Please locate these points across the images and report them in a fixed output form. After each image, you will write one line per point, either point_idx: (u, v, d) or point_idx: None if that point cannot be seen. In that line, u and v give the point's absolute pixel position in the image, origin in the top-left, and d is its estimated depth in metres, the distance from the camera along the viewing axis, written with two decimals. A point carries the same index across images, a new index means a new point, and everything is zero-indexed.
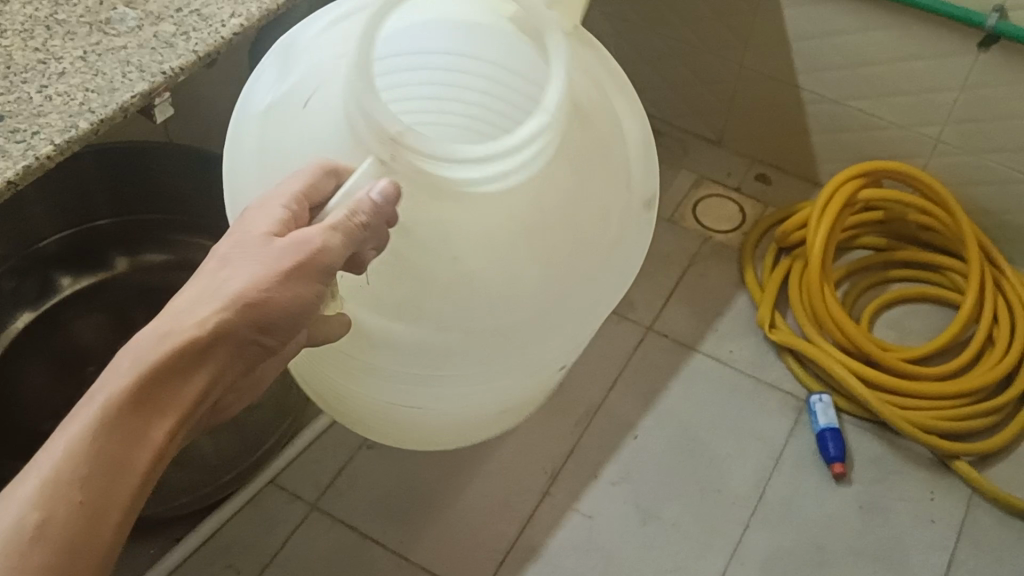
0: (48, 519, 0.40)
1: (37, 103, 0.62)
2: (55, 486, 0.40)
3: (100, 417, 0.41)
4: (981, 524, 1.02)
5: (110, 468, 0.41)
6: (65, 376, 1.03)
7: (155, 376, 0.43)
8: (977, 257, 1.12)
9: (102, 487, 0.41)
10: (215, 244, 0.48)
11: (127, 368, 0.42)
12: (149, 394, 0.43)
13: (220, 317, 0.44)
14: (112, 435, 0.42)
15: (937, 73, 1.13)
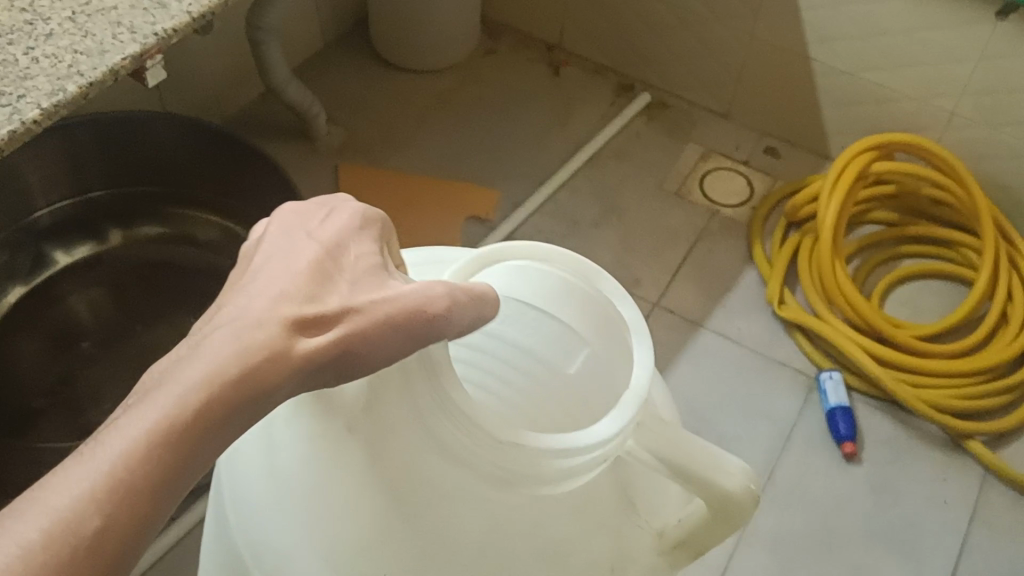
0: (106, 529, 0.29)
1: (23, 65, 0.59)
2: (104, 504, 0.29)
3: (180, 426, 0.31)
4: (994, 507, 1.00)
5: (165, 495, 0.31)
6: (58, 347, 1.00)
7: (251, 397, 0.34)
8: (991, 232, 1.10)
9: (153, 517, 0.31)
10: (302, 234, 0.40)
11: (228, 373, 0.33)
12: (230, 414, 0.33)
13: (331, 347, 0.36)
14: (186, 446, 0.32)
15: (953, 45, 1.10)
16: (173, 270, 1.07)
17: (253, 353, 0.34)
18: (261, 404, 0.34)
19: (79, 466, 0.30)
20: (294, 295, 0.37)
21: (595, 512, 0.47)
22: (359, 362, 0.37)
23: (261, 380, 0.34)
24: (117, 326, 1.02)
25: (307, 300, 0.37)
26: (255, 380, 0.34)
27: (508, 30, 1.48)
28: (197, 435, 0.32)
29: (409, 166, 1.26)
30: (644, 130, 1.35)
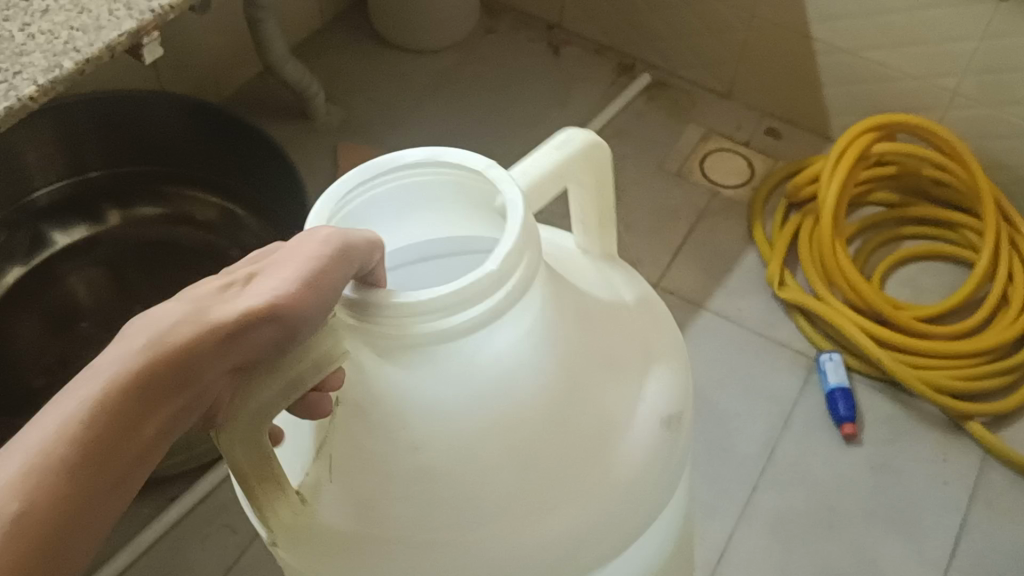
0: (30, 508, 0.29)
1: (19, 42, 0.58)
2: (22, 487, 0.29)
3: (98, 403, 0.31)
4: (994, 486, 1.00)
5: (95, 470, 0.31)
6: (57, 327, 0.99)
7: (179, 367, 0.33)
8: (993, 212, 1.09)
9: (83, 493, 0.30)
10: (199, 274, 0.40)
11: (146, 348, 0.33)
12: (159, 387, 0.33)
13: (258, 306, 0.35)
14: (113, 422, 0.31)
15: (955, 23, 1.09)
16: (171, 249, 1.06)
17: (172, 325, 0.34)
18: (192, 373, 0.34)
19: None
20: (209, 285, 0.37)
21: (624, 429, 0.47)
22: (284, 323, 0.36)
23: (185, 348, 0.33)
24: (115, 305, 1.01)
25: (227, 285, 0.37)
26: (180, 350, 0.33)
27: (508, 11, 1.47)
28: (122, 412, 0.32)
29: (409, 146, 1.26)
30: (644, 110, 1.35)
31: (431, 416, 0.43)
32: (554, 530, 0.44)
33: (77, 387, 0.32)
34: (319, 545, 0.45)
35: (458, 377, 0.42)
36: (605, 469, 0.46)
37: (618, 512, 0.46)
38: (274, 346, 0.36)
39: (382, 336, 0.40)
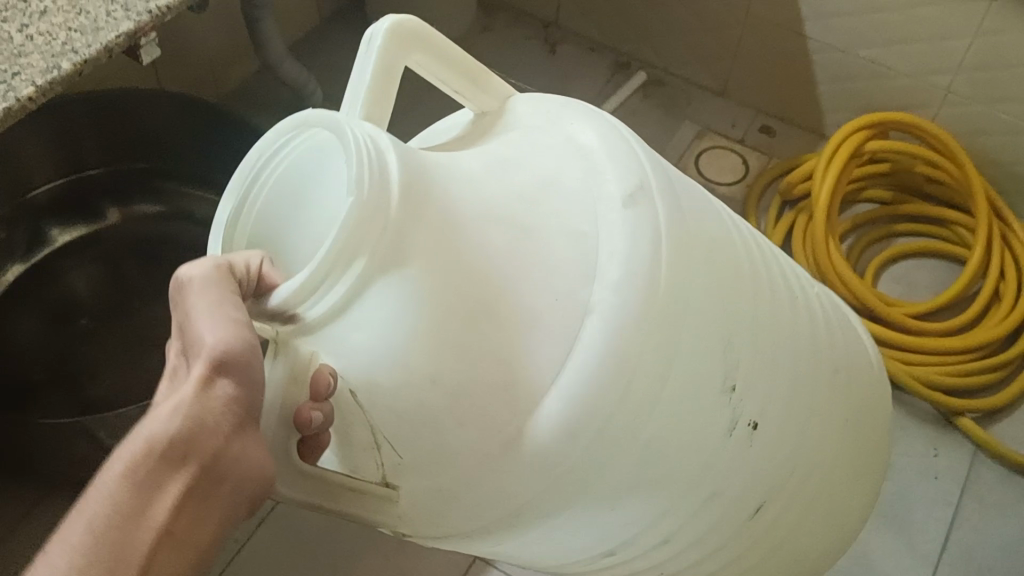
0: None
1: (18, 43, 0.59)
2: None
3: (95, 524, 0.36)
4: (985, 480, 1.01)
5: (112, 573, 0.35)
6: (57, 322, 1.00)
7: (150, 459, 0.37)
8: (985, 210, 1.10)
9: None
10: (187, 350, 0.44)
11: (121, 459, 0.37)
12: (140, 484, 0.37)
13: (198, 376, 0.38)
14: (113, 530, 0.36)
15: (947, 21, 1.10)
16: (169, 245, 1.08)
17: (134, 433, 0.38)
18: (166, 458, 0.37)
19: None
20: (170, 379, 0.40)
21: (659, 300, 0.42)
22: (230, 366, 0.38)
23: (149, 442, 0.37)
24: (115, 302, 1.02)
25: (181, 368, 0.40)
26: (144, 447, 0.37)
27: (507, 9, 1.48)
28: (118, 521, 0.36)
29: None
30: (640, 108, 1.36)
31: (396, 360, 0.40)
32: (599, 372, 0.40)
33: (66, 536, 0.36)
34: (428, 507, 0.44)
35: (372, 365, 0.41)
36: (647, 338, 0.41)
37: (664, 359, 0.42)
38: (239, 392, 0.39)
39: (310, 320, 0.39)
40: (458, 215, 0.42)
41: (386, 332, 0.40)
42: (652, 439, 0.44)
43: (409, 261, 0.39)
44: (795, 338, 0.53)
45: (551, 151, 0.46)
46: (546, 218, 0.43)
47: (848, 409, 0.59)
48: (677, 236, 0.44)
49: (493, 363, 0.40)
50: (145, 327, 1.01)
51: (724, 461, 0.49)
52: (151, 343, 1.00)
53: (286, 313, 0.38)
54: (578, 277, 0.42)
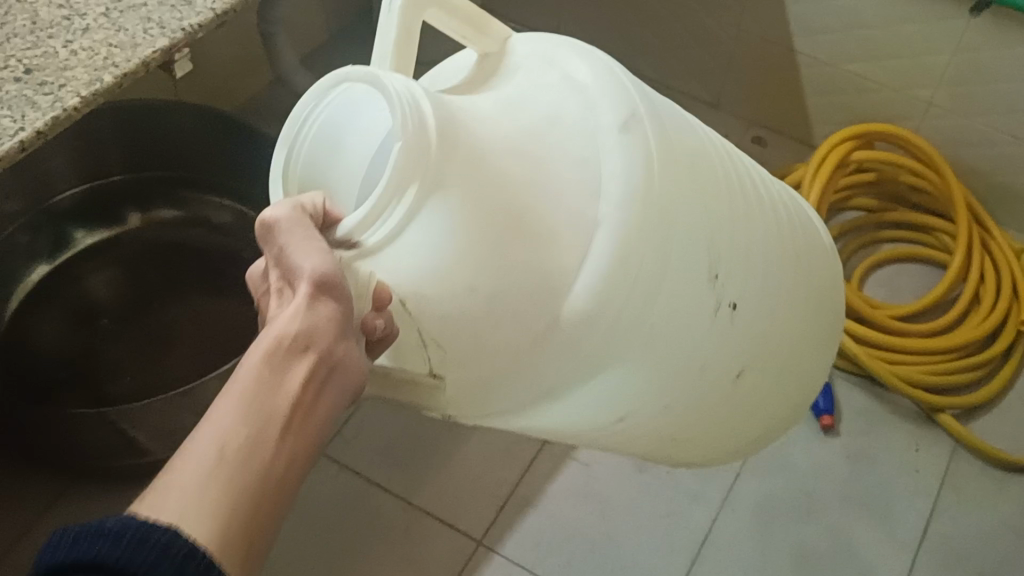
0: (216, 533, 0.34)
1: (63, 58, 0.65)
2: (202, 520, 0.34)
3: (225, 430, 0.36)
4: (963, 474, 1.06)
5: (250, 474, 0.36)
6: (80, 322, 1.06)
7: (272, 369, 0.37)
8: (965, 216, 1.16)
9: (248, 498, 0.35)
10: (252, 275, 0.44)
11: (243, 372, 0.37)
12: (264, 392, 0.37)
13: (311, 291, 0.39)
14: (247, 435, 0.36)
15: (929, 37, 1.16)
16: (187, 251, 1.12)
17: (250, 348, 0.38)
18: (289, 368, 0.38)
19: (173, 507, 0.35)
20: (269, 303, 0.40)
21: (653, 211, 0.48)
22: (334, 288, 0.39)
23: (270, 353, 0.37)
24: (134, 303, 1.08)
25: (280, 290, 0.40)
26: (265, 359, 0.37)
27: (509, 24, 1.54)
28: (249, 431, 0.36)
29: None
30: None
31: (442, 271, 0.43)
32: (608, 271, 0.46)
33: (206, 440, 0.36)
34: (471, 396, 0.47)
35: (415, 283, 0.43)
36: (649, 241, 0.47)
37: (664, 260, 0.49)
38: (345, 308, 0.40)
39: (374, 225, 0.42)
40: (483, 143, 0.45)
41: (416, 254, 0.42)
42: (656, 328, 0.50)
43: (447, 186, 0.43)
44: (773, 235, 0.58)
45: (550, 82, 0.50)
46: (556, 142, 0.47)
47: (822, 300, 0.65)
48: (664, 155, 0.49)
49: (532, 274, 0.44)
50: (165, 326, 1.07)
51: (712, 339, 0.55)
52: (170, 342, 1.05)
53: (349, 240, 0.43)
54: (584, 193, 0.46)
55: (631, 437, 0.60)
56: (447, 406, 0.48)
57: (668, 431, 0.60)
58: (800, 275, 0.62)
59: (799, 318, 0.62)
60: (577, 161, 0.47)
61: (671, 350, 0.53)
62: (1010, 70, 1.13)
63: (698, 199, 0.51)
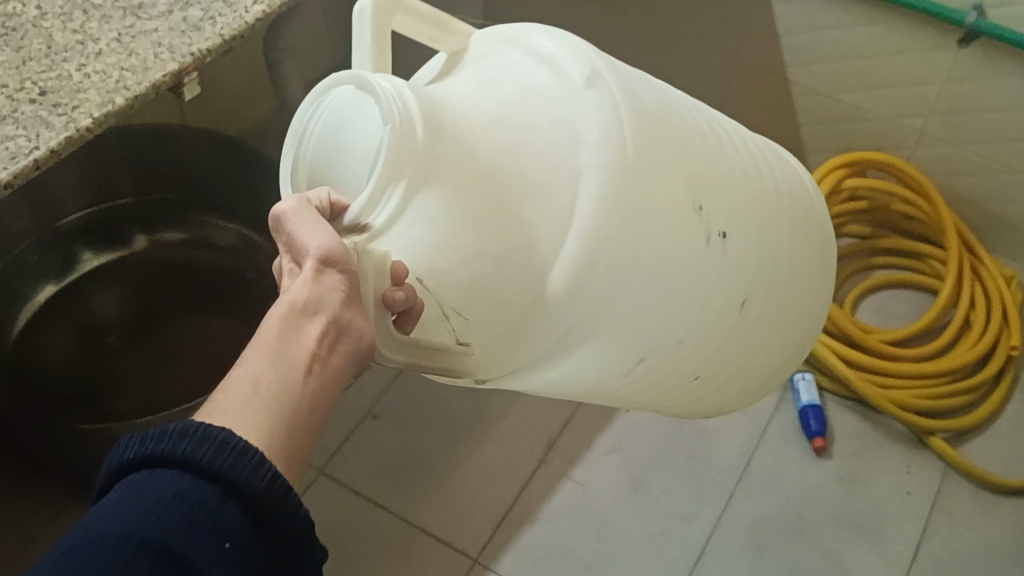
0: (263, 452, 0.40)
1: (76, 80, 0.67)
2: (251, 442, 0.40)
3: (253, 380, 0.42)
4: (954, 496, 1.08)
5: (280, 413, 0.42)
6: (87, 341, 1.08)
7: (288, 330, 0.43)
8: (955, 243, 1.18)
9: (280, 433, 0.41)
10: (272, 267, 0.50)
11: (266, 335, 0.43)
12: (282, 351, 0.43)
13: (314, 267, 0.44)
14: (271, 384, 0.42)
15: (920, 68, 1.18)
16: (192, 272, 1.15)
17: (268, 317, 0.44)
18: (302, 330, 0.43)
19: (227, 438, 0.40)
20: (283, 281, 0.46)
21: (630, 164, 0.54)
22: (335, 262, 0.45)
23: (284, 317, 0.43)
24: (140, 323, 1.10)
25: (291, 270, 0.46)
26: (281, 322, 0.43)
27: None
28: (273, 382, 0.42)
29: None
30: None
31: (445, 243, 0.49)
32: (601, 214, 0.53)
33: (239, 387, 0.42)
34: (493, 352, 0.54)
35: (422, 259, 0.49)
36: (630, 190, 0.54)
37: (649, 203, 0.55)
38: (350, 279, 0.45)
39: (382, 207, 0.47)
40: (465, 122, 0.52)
41: (419, 232, 0.49)
42: (653, 266, 0.57)
43: (439, 168, 0.49)
44: (746, 190, 0.65)
45: (524, 65, 0.57)
46: (532, 113, 0.54)
47: (806, 232, 0.72)
48: (632, 114, 0.56)
49: (527, 228, 0.51)
50: (171, 345, 1.09)
51: (708, 269, 0.61)
52: (176, 361, 1.07)
53: (359, 225, 0.48)
54: (565, 150, 0.53)
55: (658, 379, 0.67)
56: (480, 370, 0.55)
57: (686, 367, 0.67)
58: (781, 217, 0.68)
59: (785, 249, 0.69)
60: (550, 129, 0.54)
61: (667, 296, 0.59)
62: (999, 100, 1.15)
63: (669, 157, 0.58)
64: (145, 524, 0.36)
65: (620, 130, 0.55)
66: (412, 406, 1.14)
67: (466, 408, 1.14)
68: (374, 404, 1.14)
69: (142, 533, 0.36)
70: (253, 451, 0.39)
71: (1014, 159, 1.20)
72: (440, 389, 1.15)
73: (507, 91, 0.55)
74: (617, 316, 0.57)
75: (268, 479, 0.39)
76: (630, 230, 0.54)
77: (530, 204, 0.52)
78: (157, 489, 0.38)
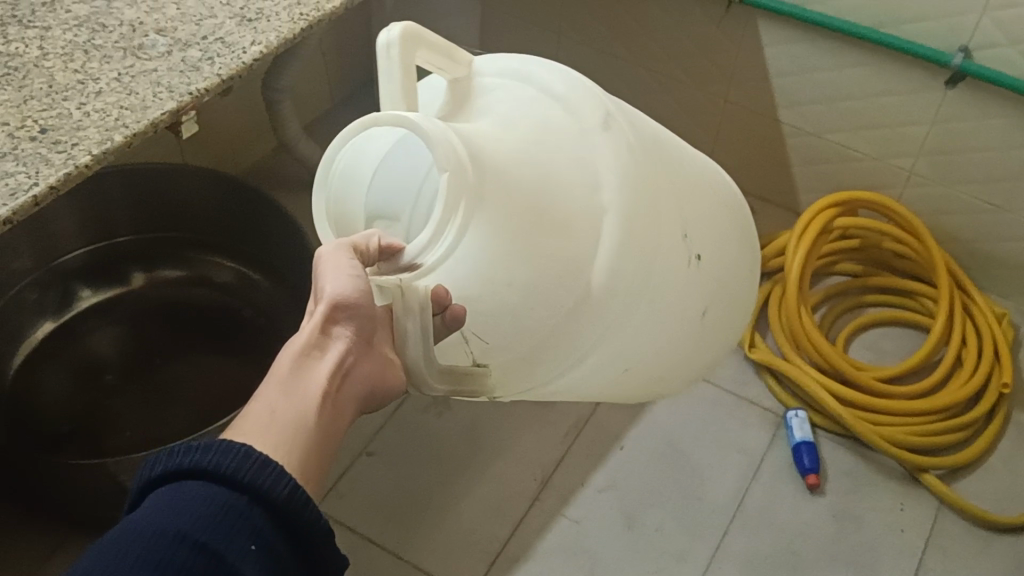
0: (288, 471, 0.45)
1: (76, 118, 0.69)
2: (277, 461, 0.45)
3: (274, 407, 0.48)
4: (948, 533, 1.08)
5: (300, 436, 0.47)
6: (84, 378, 1.08)
7: (300, 366, 0.49)
8: (946, 281, 1.19)
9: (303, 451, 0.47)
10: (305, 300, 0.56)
11: (281, 371, 0.49)
12: (297, 385, 0.49)
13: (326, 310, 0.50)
14: (290, 410, 0.48)
15: (908, 110, 1.20)
16: (189, 309, 1.15)
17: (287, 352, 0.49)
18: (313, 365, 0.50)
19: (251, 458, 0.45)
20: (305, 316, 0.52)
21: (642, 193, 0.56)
22: (346, 305, 0.50)
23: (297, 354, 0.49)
24: (137, 360, 1.10)
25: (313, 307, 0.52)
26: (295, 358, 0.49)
27: None
28: (293, 408, 0.48)
29: None
30: None
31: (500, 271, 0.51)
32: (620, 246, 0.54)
33: (261, 414, 0.47)
34: (514, 372, 0.56)
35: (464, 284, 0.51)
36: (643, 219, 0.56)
37: (656, 231, 0.57)
38: (362, 317, 0.51)
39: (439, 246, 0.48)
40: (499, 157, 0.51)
41: (468, 265, 0.50)
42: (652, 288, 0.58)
43: (486, 204, 0.49)
44: (716, 215, 0.66)
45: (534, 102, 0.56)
46: (554, 149, 0.54)
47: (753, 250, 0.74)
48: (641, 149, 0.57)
49: (559, 262, 0.52)
50: (167, 383, 1.09)
51: (688, 289, 0.62)
52: (171, 398, 1.07)
53: (415, 264, 0.48)
54: (587, 186, 0.54)
55: (631, 385, 0.67)
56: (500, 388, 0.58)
57: (658, 371, 0.67)
58: (739, 236, 0.70)
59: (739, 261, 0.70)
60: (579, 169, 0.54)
61: (660, 313, 0.60)
62: (987, 141, 1.17)
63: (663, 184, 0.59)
64: (180, 521, 0.40)
65: (631, 168, 0.56)
66: (406, 443, 1.14)
67: (461, 446, 1.14)
68: (369, 441, 1.14)
69: (178, 530, 0.39)
70: (273, 463, 0.43)
71: (1001, 198, 1.21)
72: (434, 428, 1.16)
73: (527, 123, 0.55)
74: (621, 338, 0.58)
75: (290, 489, 0.43)
76: (639, 251, 0.56)
77: (561, 238, 0.52)
78: (189, 497, 0.41)
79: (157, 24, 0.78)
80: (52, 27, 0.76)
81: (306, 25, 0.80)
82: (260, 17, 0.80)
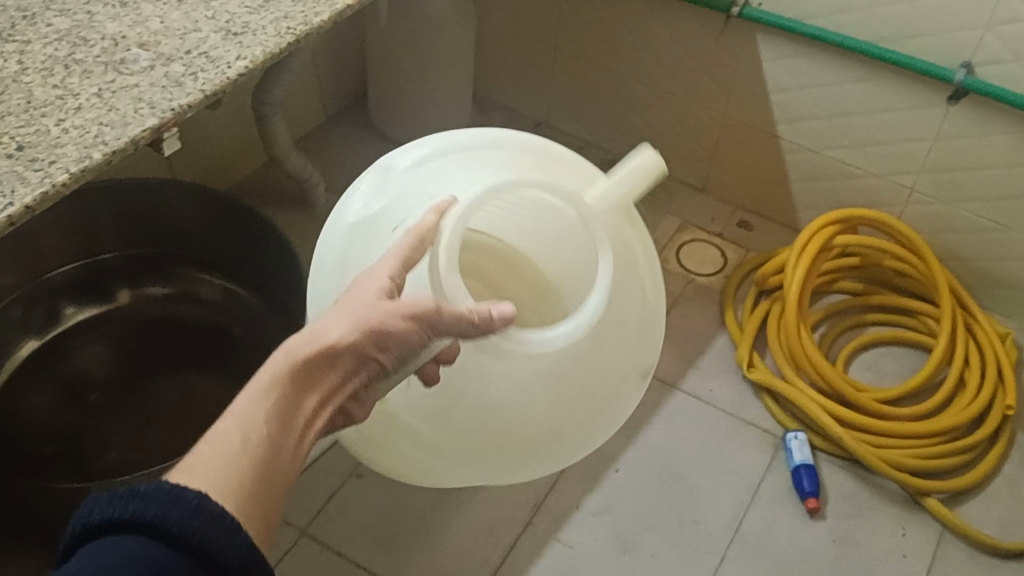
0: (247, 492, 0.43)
1: (54, 135, 0.66)
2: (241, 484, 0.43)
3: (266, 404, 0.46)
4: (950, 559, 1.05)
5: (274, 450, 0.46)
6: (67, 398, 1.05)
7: (304, 373, 0.48)
8: (949, 301, 1.17)
9: (272, 468, 0.45)
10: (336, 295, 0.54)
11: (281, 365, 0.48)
12: (293, 391, 0.48)
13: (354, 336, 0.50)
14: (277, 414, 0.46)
15: (910, 126, 1.18)
16: (176, 327, 1.13)
17: (297, 348, 0.49)
18: (318, 378, 0.49)
19: (224, 455, 0.44)
20: (328, 316, 0.52)
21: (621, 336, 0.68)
22: (368, 343, 0.51)
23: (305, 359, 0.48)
24: (122, 378, 1.07)
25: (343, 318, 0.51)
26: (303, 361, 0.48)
27: (500, 107, 1.58)
28: (280, 417, 0.47)
29: None
30: None
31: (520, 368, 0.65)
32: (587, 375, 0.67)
33: (248, 408, 0.46)
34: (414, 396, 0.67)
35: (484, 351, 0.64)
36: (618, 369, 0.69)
37: (603, 372, 0.68)
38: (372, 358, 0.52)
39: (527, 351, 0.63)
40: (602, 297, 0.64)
41: (504, 361, 0.64)
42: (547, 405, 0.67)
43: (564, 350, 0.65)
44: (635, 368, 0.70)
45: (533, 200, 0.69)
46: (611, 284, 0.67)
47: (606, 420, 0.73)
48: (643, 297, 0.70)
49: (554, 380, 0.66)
50: (154, 403, 1.06)
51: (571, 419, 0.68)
52: (156, 418, 1.05)
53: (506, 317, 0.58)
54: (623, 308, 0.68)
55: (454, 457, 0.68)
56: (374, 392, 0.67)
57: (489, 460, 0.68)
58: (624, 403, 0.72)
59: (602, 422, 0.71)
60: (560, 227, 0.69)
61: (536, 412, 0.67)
62: (990, 158, 1.15)
63: (632, 327, 0.69)
64: None
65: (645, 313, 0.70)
66: None
67: None
68: (359, 462, 1.12)
69: None
70: (228, 518, 0.41)
71: (1005, 216, 1.19)
72: None
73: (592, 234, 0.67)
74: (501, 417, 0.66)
75: (243, 550, 0.41)
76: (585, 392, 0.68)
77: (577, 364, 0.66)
78: (124, 551, 0.39)
79: (140, 38, 0.76)
80: (31, 40, 0.74)
81: (292, 39, 0.78)
82: (246, 31, 0.78)
